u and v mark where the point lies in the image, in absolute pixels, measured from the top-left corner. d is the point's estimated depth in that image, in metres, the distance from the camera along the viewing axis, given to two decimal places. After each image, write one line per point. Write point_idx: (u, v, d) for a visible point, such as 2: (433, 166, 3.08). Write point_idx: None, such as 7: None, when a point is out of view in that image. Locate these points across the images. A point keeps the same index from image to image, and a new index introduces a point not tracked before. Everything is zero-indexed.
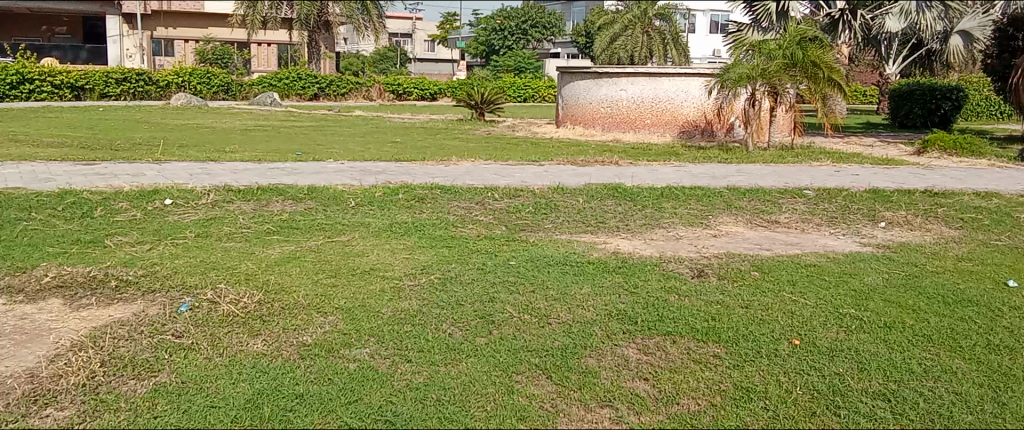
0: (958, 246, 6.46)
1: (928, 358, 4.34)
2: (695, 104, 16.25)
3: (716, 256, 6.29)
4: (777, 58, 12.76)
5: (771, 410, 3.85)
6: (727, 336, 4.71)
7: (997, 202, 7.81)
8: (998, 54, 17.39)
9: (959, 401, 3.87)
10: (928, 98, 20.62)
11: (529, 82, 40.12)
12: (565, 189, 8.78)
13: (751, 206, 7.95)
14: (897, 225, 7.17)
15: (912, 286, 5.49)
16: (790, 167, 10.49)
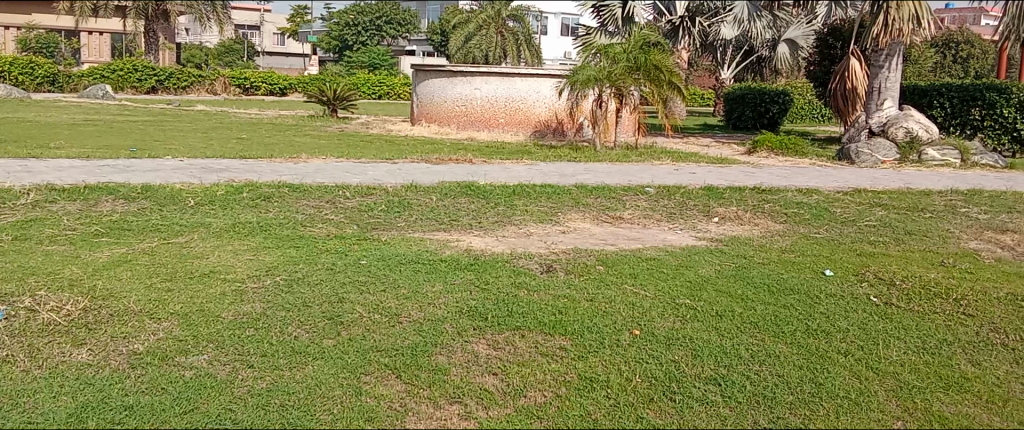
0: (783, 239, 6.97)
1: (754, 343, 4.65)
2: (546, 104, 16.63)
3: (564, 251, 6.46)
4: (621, 61, 13.27)
5: (612, 398, 4.00)
6: (573, 328, 4.85)
7: (816, 198, 8.50)
8: (820, 62, 18.91)
9: (781, 382, 4.16)
10: (759, 102, 22.07)
11: (384, 79, 39.67)
12: (418, 186, 8.75)
13: (598, 203, 8.23)
14: (730, 219, 7.65)
15: (741, 276, 5.87)
16: (635, 166, 10.93)
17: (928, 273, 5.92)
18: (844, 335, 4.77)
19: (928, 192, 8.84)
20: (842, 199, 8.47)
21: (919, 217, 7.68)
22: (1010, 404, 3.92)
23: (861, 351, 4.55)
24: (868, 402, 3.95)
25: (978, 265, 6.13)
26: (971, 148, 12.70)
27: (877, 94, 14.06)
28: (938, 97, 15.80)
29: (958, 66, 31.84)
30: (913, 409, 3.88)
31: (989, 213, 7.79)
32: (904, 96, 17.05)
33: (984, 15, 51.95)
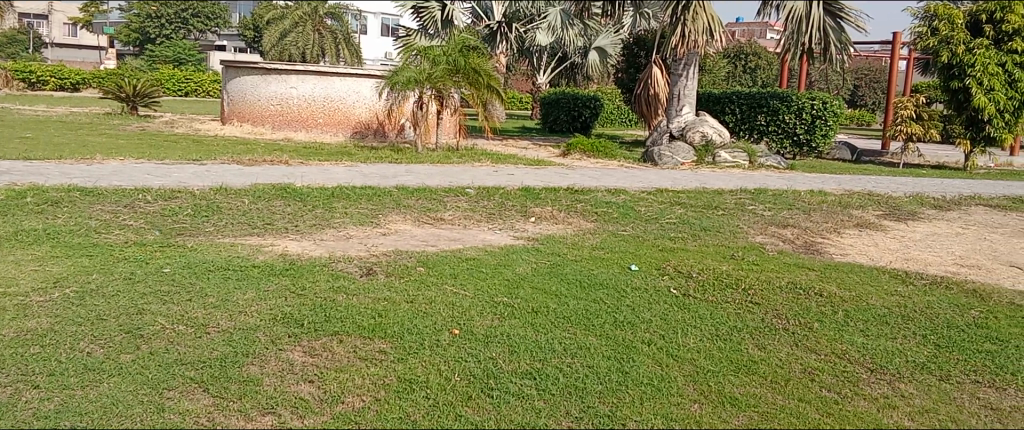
0: (594, 237, 7.32)
1: (568, 337, 4.85)
2: (366, 104, 16.39)
3: (384, 254, 6.42)
4: (441, 63, 13.37)
5: (431, 399, 4.02)
6: (392, 330, 4.83)
7: (624, 198, 9.01)
8: (627, 69, 20.02)
9: (592, 373, 4.38)
10: (572, 106, 23.05)
11: (191, 75, 37.44)
12: (229, 189, 8.36)
13: (419, 204, 8.24)
14: (545, 219, 7.93)
15: (555, 273, 6.11)
16: (455, 168, 11.04)
17: (721, 265, 6.45)
18: (648, 326, 5.09)
19: (721, 191, 9.62)
20: (647, 198, 9.03)
21: (714, 214, 8.33)
22: (789, 382, 4.34)
23: (662, 340, 4.87)
24: (669, 387, 4.24)
25: (763, 257, 6.76)
26: (758, 151, 13.91)
27: (677, 100, 15.13)
28: (730, 104, 17.35)
29: (747, 76, 34.87)
30: (707, 391, 4.20)
31: (773, 210, 8.60)
32: (701, 103, 18.48)
33: (769, 32, 57.25)
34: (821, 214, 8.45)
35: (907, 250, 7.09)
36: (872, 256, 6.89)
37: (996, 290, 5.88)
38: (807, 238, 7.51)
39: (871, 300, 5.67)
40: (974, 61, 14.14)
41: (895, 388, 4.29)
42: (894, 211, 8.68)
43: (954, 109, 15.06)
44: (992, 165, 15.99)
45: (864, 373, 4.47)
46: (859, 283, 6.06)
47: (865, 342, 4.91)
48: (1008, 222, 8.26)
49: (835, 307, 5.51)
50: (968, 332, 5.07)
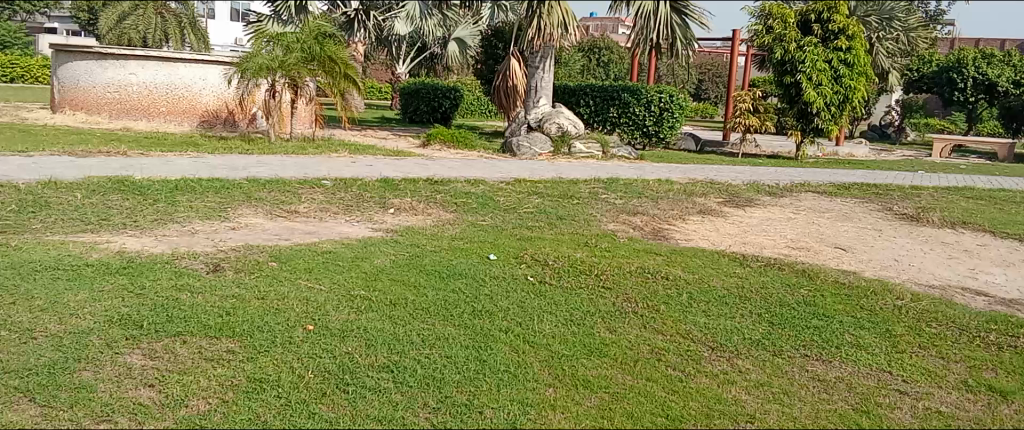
0: (453, 227, 7.33)
1: (426, 328, 4.84)
2: (214, 93, 15.67)
3: (233, 249, 6.15)
4: (295, 50, 12.95)
5: (283, 397, 3.90)
6: (242, 329, 4.63)
7: (483, 188, 9.07)
8: (486, 61, 20.18)
9: (450, 363, 4.38)
10: (432, 96, 22.95)
11: (16, 60, 34.33)
12: (59, 182, 7.73)
13: (272, 197, 7.94)
14: (404, 210, 7.85)
15: (414, 264, 6.07)
16: (309, 159, 10.71)
17: (575, 253, 6.62)
18: (505, 314, 5.16)
19: (576, 181, 9.88)
20: (505, 189, 9.13)
21: (569, 203, 8.54)
22: (638, 363, 4.52)
23: (519, 327, 4.95)
24: (524, 373, 4.32)
25: (615, 244, 7.00)
26: (610, 142, 14.40)
27: (535, 92, 15.40)
28: (585, 97, 17.79)
29: (601, 69, 35.97)
30: (562, 376, 4.31)
31: (624, 198, 8.92)
32: (558, 95, 18.88)
33: (620, 27, 59.35)
34: (668, 202, 8.86)
35: (746, 234, 7.55)
36: (714, 240, 7.30)
37: (822, 270, 6.39)
38: (655, 225, 7.84)
39: (713, 281, 6.02)
40: (804, 57, 15.31)
41: (734, 364, 4.57)
42: (733, 198, 9.22)
43: (786, 102, 16.24)
44: (819, 155, 17.33)
45: (706, 351, 4.73)
46: (701, 266, 6.41)
47: (707, 321, 5.20)
48: (833, 207, 8.96)
49: (679, 289, 5.81)
50: (799, 309, 5.47)
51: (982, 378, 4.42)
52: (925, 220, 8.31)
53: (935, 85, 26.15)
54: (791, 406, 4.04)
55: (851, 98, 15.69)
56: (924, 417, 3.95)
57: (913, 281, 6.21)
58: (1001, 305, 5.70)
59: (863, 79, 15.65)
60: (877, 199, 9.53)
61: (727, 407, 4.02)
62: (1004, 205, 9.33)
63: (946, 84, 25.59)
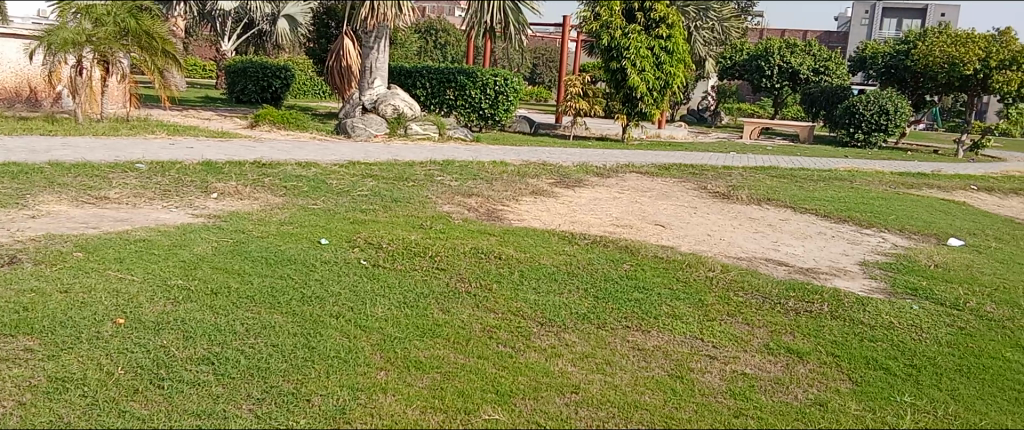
0: (281, 211, 7.09)
1: (250, 317, 4.66)
2: (12, 69, 14.37)
3: (32, 239, 5.62)
4: (106, 24, 11.97)
5: (90, 396, 3.63)
6: (42, 325, 4.26)
7: (314, 171, 8.82)
8: (318, 39, 19.61)
9: (275, 352, 4.25)
10: (260, 76, 22.01)
11: None
12: None
13: (78, 182, 7.32)
14: (228, 195, 7.49)
15: (239, 251, 5.82)
16: (122, 141, 9.98)
17: (410, 235, 6.61)
18: (335, 299, 5.07)
19: (411, 163, 9.85)
20: (337, 171, 8.93)
21: (403, 186, 8.50)
22: (470, 341, 4.56)
23: (350, 312, 4.87)
24: (354, 358, 4.25)
25: (449, 226, 7.04)
26: (447, 124, 14.43)
27: (369, 73, 15.13)
28: (421, 78, 17.69)
29: (438, 51, 36.00)
30: (393, 358, 4.28)
31: (458, 180, 8.99)
32: (393, 77, 18.66)
33: (456, 10, 59.56)
34: (501, 183, 9.01)
35: (574, 214, 7.84)
36: (544, 220, 7.52)
37: (643, 246, 6.76)
38: (489, 206, 7.96)
39: (543, 259, 6.21)
40: (629, 44, 16.01)
41: (561, 338, 4.71)
42: (564, 179, 9.53)
43: (612, 87, 16.82)
44: (643, 137, 18.23)
45: (536, 327, 4.86)
46: (532, 245, 6.59)
47: (537, 298, 5.35)
48: (654, 187, 9.49)
49: (511, 268, 5.95)
50: (622, 283, 5.76)
51: (781, 340, 4.82)
52: (736, 198, 8.97)
53: (746, 72, 28.27)
54: (613, 376, 4.21)
55: (671, 84, 16.71)
56: (731, 379, 4.23)
57: (724, 253, 6.70)
58: (798, 273, 6.28)
59: (681, 66, 16.66)
60: (694, 178, 10.18)
61: (553, 379, 4.13)
62: (801, 183, 10.26)
63: (755, 71, 27.77)
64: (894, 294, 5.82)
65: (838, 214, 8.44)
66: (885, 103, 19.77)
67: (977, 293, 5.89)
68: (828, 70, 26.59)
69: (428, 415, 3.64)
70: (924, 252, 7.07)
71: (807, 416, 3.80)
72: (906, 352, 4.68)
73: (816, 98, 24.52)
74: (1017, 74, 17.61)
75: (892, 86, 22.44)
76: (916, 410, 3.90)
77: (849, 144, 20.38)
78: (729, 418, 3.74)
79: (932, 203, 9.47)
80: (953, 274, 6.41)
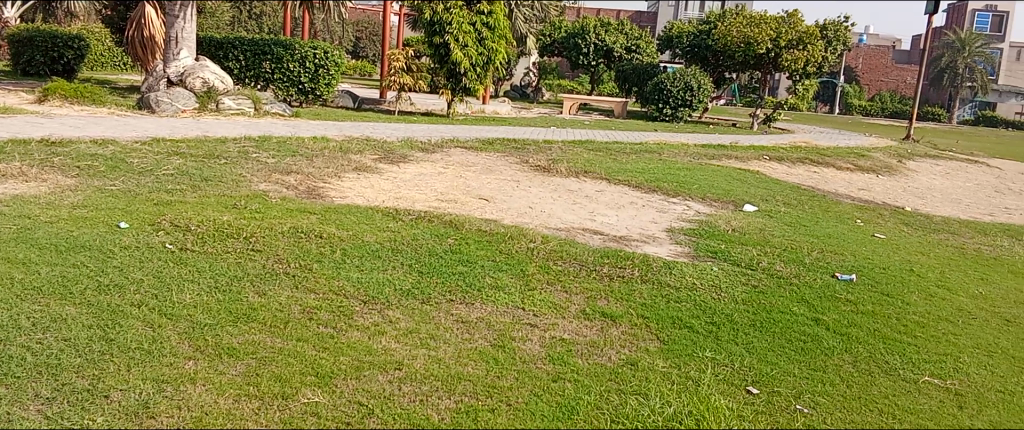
0: (74, 194, 6.48)
1: (37, 310, 4.25)
2: None
3: None
4: None
5: None
6: None
7: (112, 149, 8.14)
8: (115, 7, 18.06)
9: (68, 347, 3.90)
10: (49, 46, 20.00)
11: None
12: None
13: None
14: (12, 177, 6.75)
15: (24, 239, 5.27)
16: None
17: (222, 216, 6.26)
18: (137, 287, 4.72)
19: (223, 139, 9.33)
20: (140, 149, 8.30)
21: (215, 163, 8.05)
22: (288, 324, 4.38)
23: (155, 300, 4.56)
24: (159, 349, 3.98)
25: (265, 205, 6.74)
26: (263, 99, 13.82)
27: (174, 44, 14.13)
28: (233, 50, 16.77)
29: (253, 22, 34.35)
30: (203, 346, 4.05)
31: (276, 157, 8.63)
32: (203, 48, 17.53)
33: None
34: (322, 160, 8.75)
35: (399, 190, 7.76)
36: (367, 197, 7.40)
37: (467, 220, 6.81)
38: (309, 183, 7.71)
39: (366, 237, 6.11)
40: (451, 19, 16.02)
41: (384, 315, 4.62)
42: (387, 155, 9.40)
43: (436, 62, 16.76)
44: (468, 112, 18.35)
45: (358, 306, 4.74)
46: (355, 222, 6.46)
47: (359, 275, 5.25)
48: (478, 161, 9.59)
49: (332, 246, 5.80)
50: (445, 258, 5.78)
51: (596, 306, 5.04)
52: (556, 171, 9.26)
53: (565, 49, 29.12)
54: (437, 349, 4.18)
55: (493, 59, 16.92)
56: (550, 345, 4.36)
57: (544, 225, 6.90)
58: (612, 241, 6.59)
59: (503, 42, 16.91)
60: (516, 152, 10.40)
61: (376, 357, 4.03)
62: (616, 156, 10.75)
63: (572, 48, 28.64)
64: (697, 257, 6.28)
65: (648, 184, 8.94)
66: (690, 80, 21.16)
67: (768, 254, 6.47)
68: (639, 48, 28.19)
69: (242, 404, 3.48)
70: (724, 218, 7.64)
71: (620, 376, 3.99)
72: (708, 311, 5.04)
73: (629, 76, 25.93)
74: (803, 54, 19.32)
75: (696, 63, 23.92)
76: (716, 364, 4.21)
77: (658, 119, 21.51)
78: (548, 382, 3.84)
79: (731, 173, 10.25)
80: (748, 237, 6.98)
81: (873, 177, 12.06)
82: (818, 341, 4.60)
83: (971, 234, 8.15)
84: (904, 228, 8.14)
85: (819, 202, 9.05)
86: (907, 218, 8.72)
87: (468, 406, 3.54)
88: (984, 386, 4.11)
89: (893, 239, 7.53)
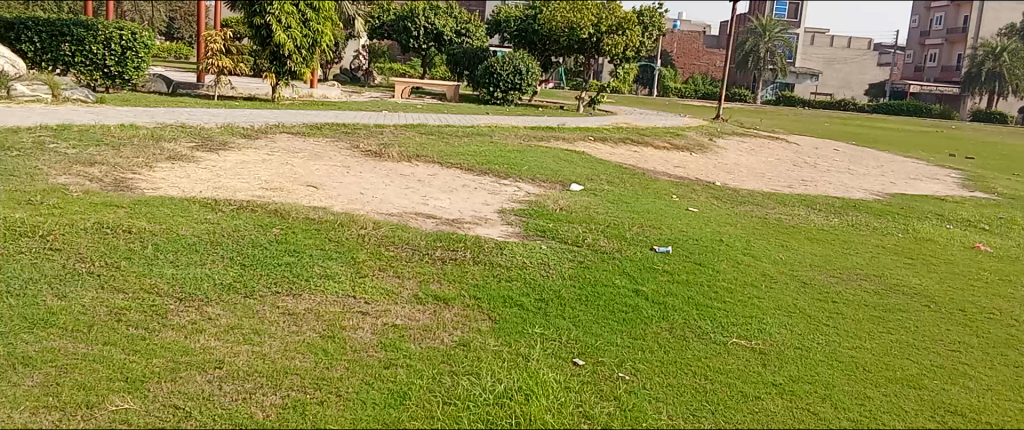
0: None
1: None
2: None
3: None
4: None
5: None
6: None
7: None
8: None
9: None
10: None
11: None
12: None
13: None
14: None
15: None
16: None
17: (14, 214, 5.66)
18: None
19: (16, 129, 8.46)
20: None
21: (6, 155, 7.27)
22: (92, 328, 4.04)
23: None
24: None
25: (65, 200, 6.18)
26: (61, 84, 12.63)
27: None
28: (25, 31, 14.94)
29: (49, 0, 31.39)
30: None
31: (77, 147, 7.93)
32: None
33: None
34: (131, 149, 8.13)
35: (219, 179, 7.37)
36: (184, 187, 6.97)
37: (293, 208, 6.57)
38: (117, 175, 7.15)
39: (182, 230, 5.74)
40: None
41: (202, 313, 4.37)
42: (206, 142, 8.90)
43: (258, 44, 16.04)
44: (295, 97, 17.71)
45: (173, 305, 4.45)
46: (168, 215, 6.06)
47: (175, 272, 4.93)
48: (305, 147, 9.28)
49: (144, 242, 5.40)
50: (270, 248, 5.56)
51: (428, 290, 5.03)
52: (387, 156, 9.14)
53: (394, 32, 28.66)
54: (261, 345, 4.01)
55: (319, 42, 16.45)
56: (381, 332, 4.30)
57: (375, 211, 6.79)
58: (445, 225, 6.61)
59: (328, 24, 16.49)
60: (345, 137, 10.17)
61: (194, 357, 3.81)
62: (448, 139, 10.78)
63: (402, 32, 28.20)
64: (527, 237, 6.43)
65: (480, 167, 9.03)
66: (519, 64, 21.58)
67: (594, 230, 6.74)
68: (469, 32, 28.29)
69: (40, 417, 3.18)
70: (552, 197, 7.87)
71: (452, 357, 4.01)
72: (537, 288, 5.18)
73: (460, 59, 25.95)
74: (622, 39, 20.23)
75: (524, 48, 24.38)
76: (545, 339, 4.33)
77: (490, 102, 21.85)
78: (380, 370, 3.79)
79: (559, 154, 10.57)
80: (575, 215, 7.23)
81: (688, 155, 12.87)
82: (638, 311, 4.85)
83: (772, 205, 8.89)
84: (715, 202, 8.74)
85: (639, 179, 9.53)
86: (717, 192, 9.37)
87: (295, 401, 3.43)
88: (784, 343, 4.50)
89: (705, 212, 8.06)
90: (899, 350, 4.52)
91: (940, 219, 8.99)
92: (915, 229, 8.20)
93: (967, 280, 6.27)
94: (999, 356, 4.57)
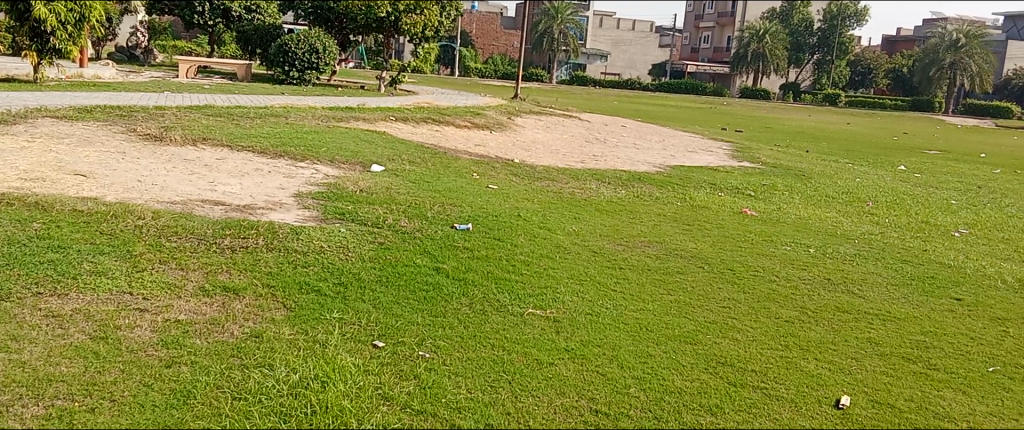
0: None
1: None
2: None
3: None
4: None
5: None
6: None
7: None
8: None
9: None
10: None
11: None
12: None
13: None
14: None
15: None
16: None
17: None
18: None
19: None
20: None
21: None
22: None
23: None
24: None
25: None
26: None
27: None
28: None
29: None
30: None
31: None
32: None
33: None
34: None
35: None
36: None
37: (58, 200, 5.96)
38: None
39: None
40: None
41: None
42: None
43: (14, 18, 14.32)
44: (62, 77, 16.02)
45: None
46: None
47: None
48: (73, 132, 8.45)
49: None
50: (30, 246, 5.00)
51: (216, 280, 4.77)
52: (169, 139, 8.54)
53: (177, 7, 26.51)
54: (20, 352, 3.62)
55: (87, 17, 14.94)
56: (163, 329, 4.02)
57: (155, 199, 6.33)
58: (235, 211, 6.29)
59: None
60: (120, 121, 9.37)
61: None
62: (238, 121, 10.25)
63: (186, 7, 26.15)
64: (325, 221, 6.25)
65: (273, 149, 8.67)
66: (314, 42, 20.85)
67: (394, 211, 6.69)
68: (260, 8, 26.76)
69: None
70: (350, 179, 7.72)
71: (243, 350, 3.84)
72: (335, 272, 5.07)
73: (252, 37, 24.62)
74: (420, 18, 20.19)
75: (320, 26, 23.24)
76: (343, 324, 4.26)
77: (286, 82, 20.97)
78: (161, 369, 3.55)
79: (358, 134, 10.39)
80: (375, 196, 7.14)
81: (488, 133, 13.16)
82: (438, 289, 4.89)
83: (565, 179, 9.29)
84: (512, 178, 8.98)
85: (440, 159, 9.60)
86: (515, 169, 9.65)
87: (61, 410, 3.13)
88: (576, 310, 4.74)
89: (503, 189, 8.27)
90: (678, 310, 4.91)
91: (713, 188, 9.82)
92: (692, 197, 8.90)
93: (736, 242, 6.91)
94: (763, 309, 5.09)
